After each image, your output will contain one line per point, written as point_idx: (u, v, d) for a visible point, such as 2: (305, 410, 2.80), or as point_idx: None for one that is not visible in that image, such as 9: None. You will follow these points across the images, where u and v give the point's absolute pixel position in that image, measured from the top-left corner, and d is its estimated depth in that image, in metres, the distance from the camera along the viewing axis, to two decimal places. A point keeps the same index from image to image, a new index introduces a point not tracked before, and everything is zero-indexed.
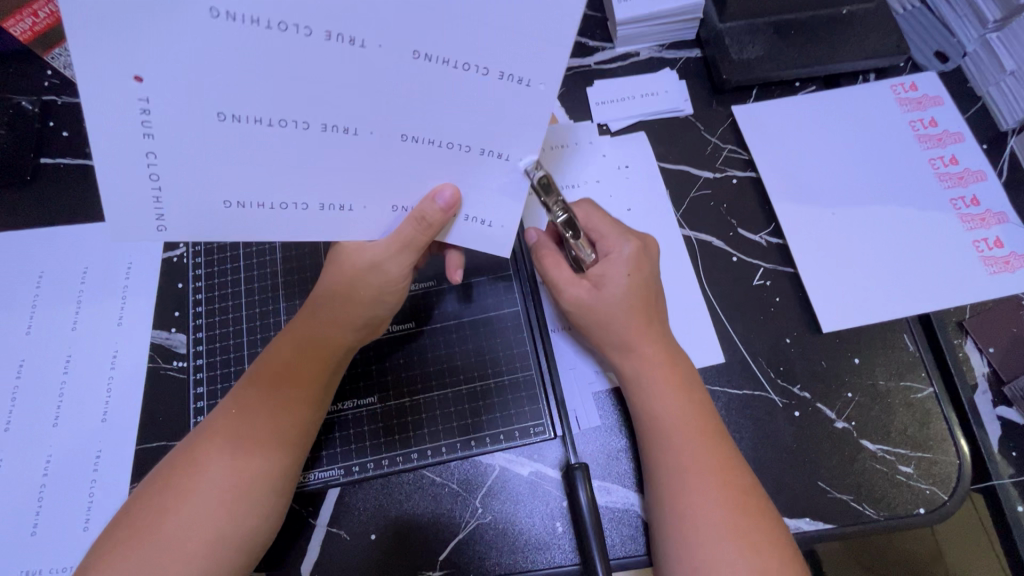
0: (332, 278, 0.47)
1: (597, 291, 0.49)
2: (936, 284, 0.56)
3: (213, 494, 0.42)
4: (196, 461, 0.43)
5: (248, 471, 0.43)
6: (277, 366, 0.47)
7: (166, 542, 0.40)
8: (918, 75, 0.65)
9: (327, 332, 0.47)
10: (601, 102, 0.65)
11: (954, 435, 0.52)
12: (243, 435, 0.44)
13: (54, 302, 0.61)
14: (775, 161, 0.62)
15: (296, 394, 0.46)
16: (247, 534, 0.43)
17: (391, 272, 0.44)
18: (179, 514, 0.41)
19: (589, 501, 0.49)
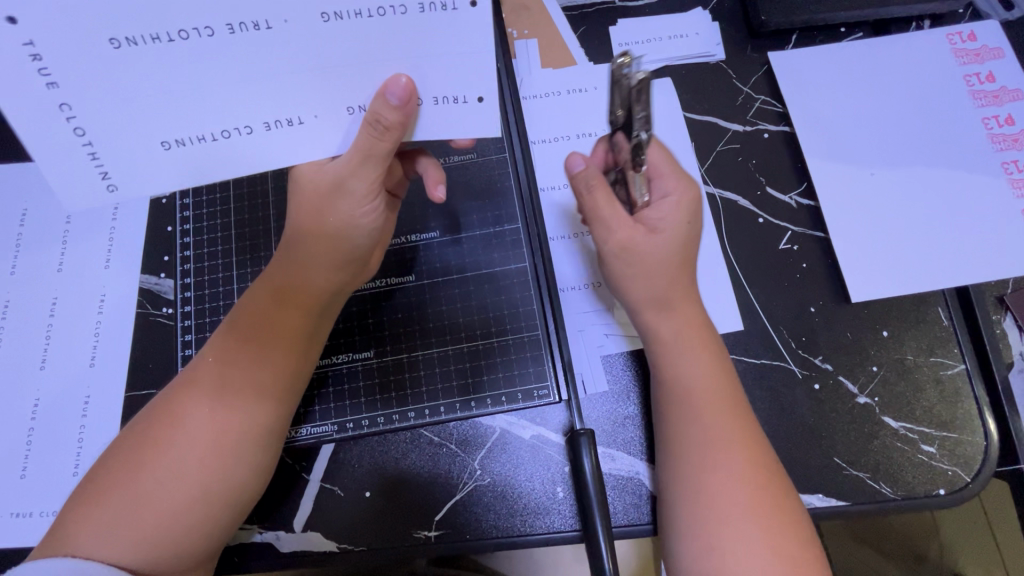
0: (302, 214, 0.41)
1: (655, 237, 0.43)
2: (979, 255, 0.52)
3: (191, 449, 0.40)
4: (174, 414, 0.41)
5: (227, 425, 0.41)
6: (255, 316, 0.43)
7: (141, 497, 0.39)
8: (978, 24, 0.59)
9: (302, 277, 0.43)
10: (625, 44, 0.60)
11: (984, 416, 0.49)
12: (223, 389, 0.42)
13: (38, 241, 0.58)
14: (812, 116, 0.57)
15: (279, 345, 0.43)
16: (229, 491, 0.41)
17: (357, 191, 0.39)
18: (155, 467, 0.39)
19: (593, 468, 0.46)
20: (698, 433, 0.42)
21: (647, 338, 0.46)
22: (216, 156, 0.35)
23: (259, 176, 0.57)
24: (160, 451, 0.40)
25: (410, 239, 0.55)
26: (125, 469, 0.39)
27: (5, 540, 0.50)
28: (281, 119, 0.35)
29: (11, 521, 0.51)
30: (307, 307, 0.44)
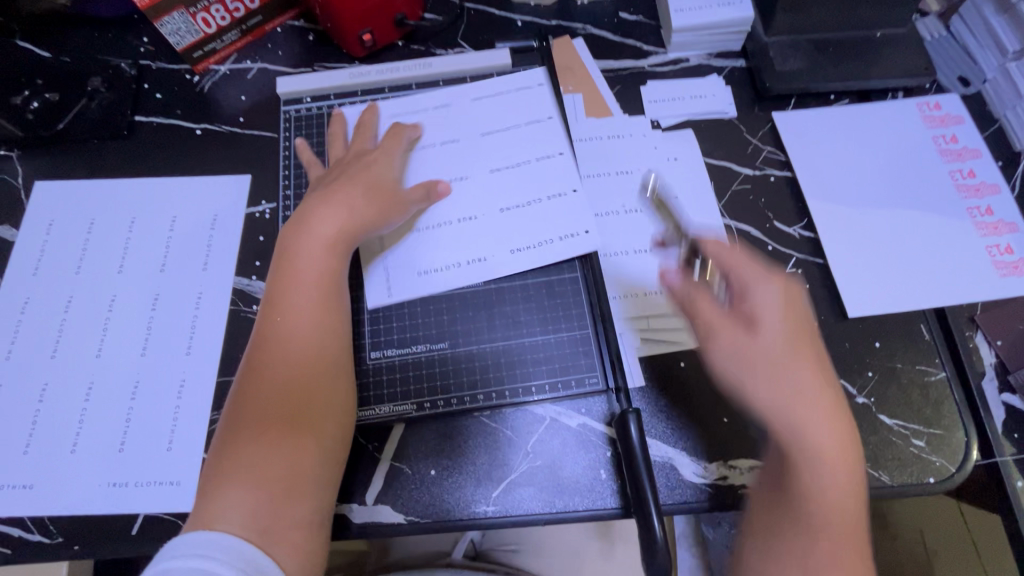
0: (322, 224, 0.57)
1: (760, 334, 0.50)
2: (951, 281, 0.62)
3: (277, 409, 0.50)
4: (254, 389, 0.51)
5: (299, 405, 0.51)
6: (275, 284, 0.55)
7: (259, 464, 0.48)
8: (943, 96, 0.72)
9: (318, 239, 0.56)
10: (654, 100, 0.72)
11: (963, 416, 0.58)
12: (279, 351, 0.52)
13: (144, 244, 0.67)
14: (810, 163, 0.68)
15: (303, 328, 0.53)
16: (322, 454, 0.50)
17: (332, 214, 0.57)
18: (258, 435, 0.49)
19: (639, 437, 0.53)
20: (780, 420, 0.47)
21: (754, 358, 0.49)
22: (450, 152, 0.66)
23: None
24: (247, 441, 0.49)
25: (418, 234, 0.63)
26: (230, 463, 0.48)
27: (104, 506, 0.56)
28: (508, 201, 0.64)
29: (110, 490, 0.56)
30: (318, 287, 0.55)
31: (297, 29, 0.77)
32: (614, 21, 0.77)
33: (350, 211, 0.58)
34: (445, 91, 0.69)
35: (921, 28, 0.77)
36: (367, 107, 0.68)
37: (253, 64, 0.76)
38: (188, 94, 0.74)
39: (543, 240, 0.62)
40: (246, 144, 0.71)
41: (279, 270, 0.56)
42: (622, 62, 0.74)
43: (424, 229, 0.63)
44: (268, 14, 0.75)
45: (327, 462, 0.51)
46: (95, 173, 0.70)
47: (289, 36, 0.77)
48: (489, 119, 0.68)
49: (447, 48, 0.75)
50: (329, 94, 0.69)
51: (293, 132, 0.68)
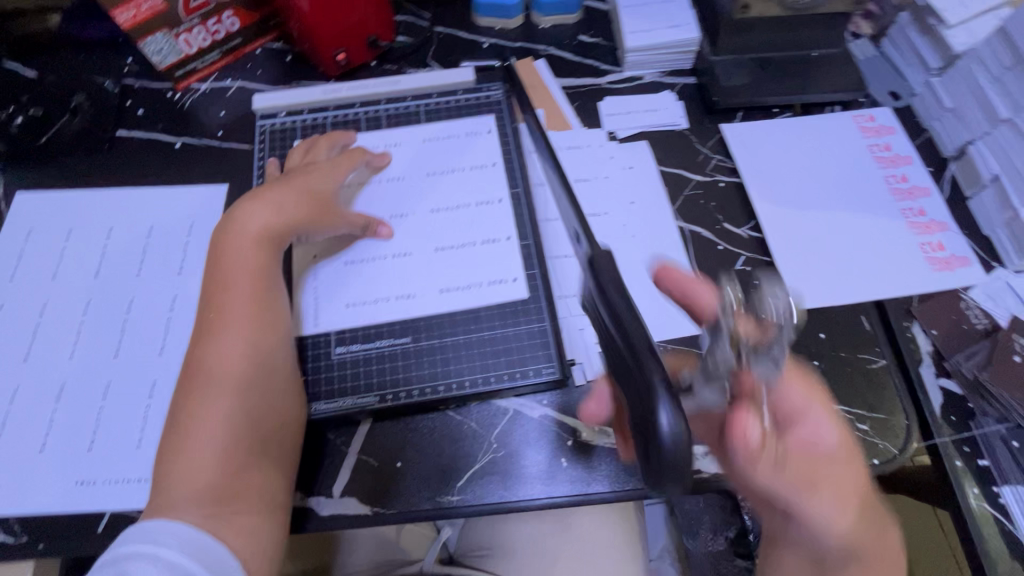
0: (257, 227, 0.59)
1: (833, 461, 0.45)
2: (888, 276, 0.67)
3: (215, 411, 0.51)
4: (195, 392, 0.52)
5: (240, 392, 0.52)
6: (216, 286, 0.57)
7: (196, 465, 0.49)
8: (876, 109, 0.78)
9: (257, 242, 0.58)
10: (611, 114, 0.77)
11: (903, 400, 0.61)
12: (220, 354, 0.53)
13: (120, 250, 0.69)
14: (756, 170, 0.73)
15: (237, 321, 0.55)
16: (262, 446, 0.52)
17: (258, 215, 0.60)
18: (197, 435, 0.50)
19: None
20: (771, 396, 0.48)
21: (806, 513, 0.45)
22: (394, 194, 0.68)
23: None
24: (189, 431, 0.50)
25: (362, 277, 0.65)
26: (175, 456, 0.49)
27: (71, 504, 0.56)
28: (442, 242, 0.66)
29: (77, 489, 0.57)
30: (251, 283, 0.57)
31: (276, 51, 0.82)
32: (573, 42, 0.82)
33: (287, 213, 0.61)
34: (413, 106, 0.73)
35: (855, 49, 0.84)
36: (338, 121, 0.72)
37: (232, 82, 0.80)
38: (169, 110, 0.78)
39: (470, 283, 0.64)
40: (223, 156, 0.75)
41: (214, 271, 0.58)
42: (581, 80, 0.79)
43: (358, 262, 0.65)
44: (248, 36, 0.80)
45: (269, 451, 0.52)
46: (75, 184, 0.72)
47: (267, 56, 0.81)
48: (425, 161, 0.70)
49: (418, 68, 0.80)
50: (301, 109, 0.72)
51: (264, 145, 0.71)
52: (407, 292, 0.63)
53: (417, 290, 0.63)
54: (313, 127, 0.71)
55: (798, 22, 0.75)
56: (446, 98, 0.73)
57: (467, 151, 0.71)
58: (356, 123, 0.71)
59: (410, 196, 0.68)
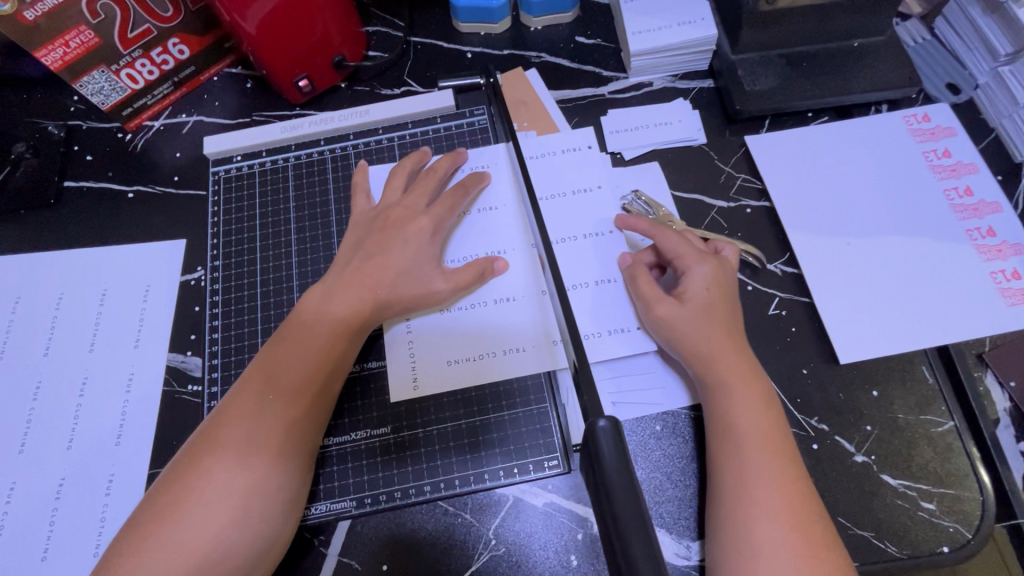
0: (338, 300, 0.51)
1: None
2: (954, 316, 0.56)
3: (215, 506, 0.42)
4: (204, 472, 0.44)
5: (252, 494, 0.43)
6: (267, 358, 0.49)
7: (163, 561, 0.41)
8: (930, 106, 0.66)
9: (322, 316, 0.50)
10: (615, 131, 0.66)
11: (977, 471, 0.51)
12: (249, 442, 0.45)
13: (72, 322, 0.62)
14: (790, 191, 0.62)
15: (281, 415, 0.46)
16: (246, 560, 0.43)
17: (344, 297, 0.51)
18: (181, 526, 0.42)
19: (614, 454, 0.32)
20: (758, 526, 0.43)
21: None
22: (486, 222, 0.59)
23: (284, 262, 0.59)
24: (180, 515, 0.42)
25: (365, 365, 0.55)
26: (152, 534, 0.42)
27: None
28: (480, 300, 0.56)
29: None
30: (316, 370, 0.48)
31: (234, 77, 0.73)
32: (570, 46, 0.71)
33: (372, 285, 0.52)
34: (385, 140, 0.63)
35: (902, 34, 0.71)
36: (301, 162, 0.63)
37: (188, 118, 0.71)
38: (119, 154, 0.69)
39: (481, 354, 0.54)
40: (180, 205, 0.67)
41: (282, 335, 0.50)
42: (580, 91, 0.69)
43: (457, 312, 0.56)
44: (201, 63, 0.71)
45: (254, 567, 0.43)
46: (21, 247, 0.65)
47: (225, 85, 0.72)
48: (502, 190, 0.60)
49: (393, 88, 0.70)
50: (259, 150, 0.63)
51: (220, 196, 0.62)
52: (418, 364, 0.54)
53: (422, 371, 0.54)
54: (273, 171, 0.63)
55: (838, 10, 0.62)
56: (423, 127, 0.64)
57: (510, 177, 0.61)
58: (359, 155, 0.63)
59: (494, 226, 0.59)
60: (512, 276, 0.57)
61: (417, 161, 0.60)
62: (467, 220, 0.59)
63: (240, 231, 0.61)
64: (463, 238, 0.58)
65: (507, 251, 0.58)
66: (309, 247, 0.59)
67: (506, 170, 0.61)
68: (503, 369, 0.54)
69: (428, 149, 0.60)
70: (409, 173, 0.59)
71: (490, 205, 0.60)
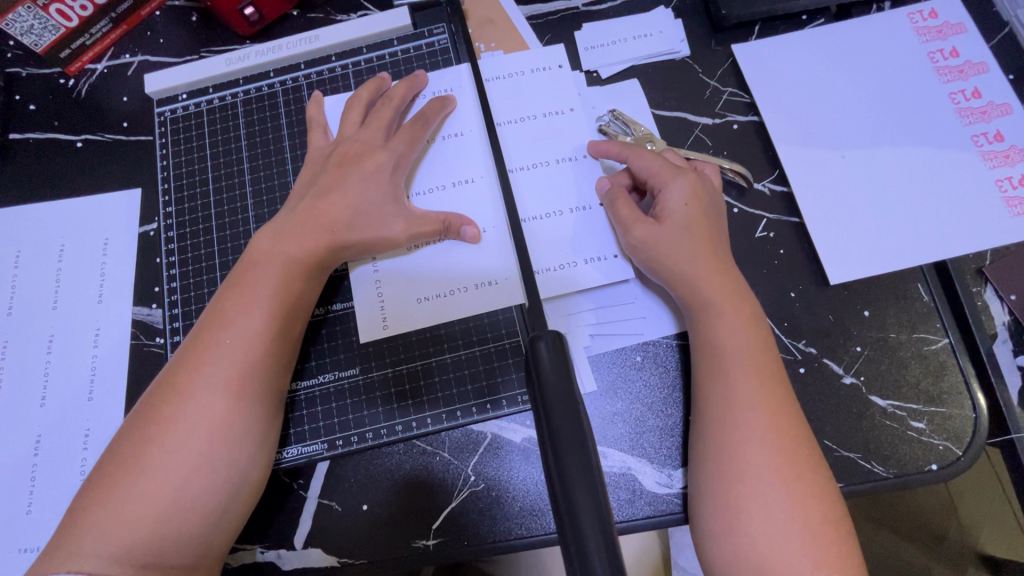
0: (291, 239, 0.48)
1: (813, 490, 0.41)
2: (954, 229, 0.52)
3: (178, 451, 0.41)
4: (163, 419, 0.42)
5: (217, 440, 0.42)
6: (222, 302, 0.46)
7: (129, 507, 0.40)
8: (938, 1, 0.60)
9: (269, 256, 0.47)
10: (590, 47, 0.60)
11: (971, 388, 0.49)
12: (207, 388, 0.43)
13: (32, 280, 0.60)
14: (780, 103, 0.57)
15: (240, 356, 0.44)
16: (217, 501, 0.42)
17: (298, 238, 0.48)
18: (145, 473, 0.41)
19: (554, 366, 0.34)
20: (740, 449, 0.42)
21: (759, 523, 0.40)
22: (451, 150, 0.55)
23: (240, 206, 0.56)
24: (144, 463, 0.41)
25: (330, 308, 0.53)
26: (117, 482, 0.41)
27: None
28: None
29: (19, 557, 0.52)
30: (272, 314, 0.46)
31: (178, 10, 0.67)
32: None
33: (329, 223, 0.49)
34: (339, 68, 0.58)
35: None
36: (251, 98, 0.58)
37: (132, 58, 0.66)
38: (63, 102, 0.65)
39: (450, 289, 0.52)
40: (132, 152, 0.63)
41: (234, 280, 0.47)
42: (552, 4, 0.62)
43: (424, 247, 0.53)
44: None
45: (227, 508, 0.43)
46: None
47: (168, 19, 0.67)
48: (468, 114, 0.56)
49: (348, 12, 0.65)
50: (206, 88, 0.59)
51: (168, 139, 0.58)
52: (386, 304, 0.52)
53: (391, 310, 0.52)
54: (222, 109, 0.58)
55: None
56: (379, 51, 0.59)
57: (475, 100, 0.56)
58: (312, 86, 0.58)
59: (461, 156, 0.55)
60: (480, 208, 0.53)
61: (374, 89, 0.55)
62: (431, 149, 0.55)
63: (192, 174, 0.57)
64: (427, 170, 0.55)
65: (474, 181, 0.54)
66: (265, 188, 0.56)
67: (470, 95, 0.56)
68: (476, 303, 0.51)
69: (387, 76, 0.56)
70: (367, 102, 0.55)
71: (457, 131, 0.56)
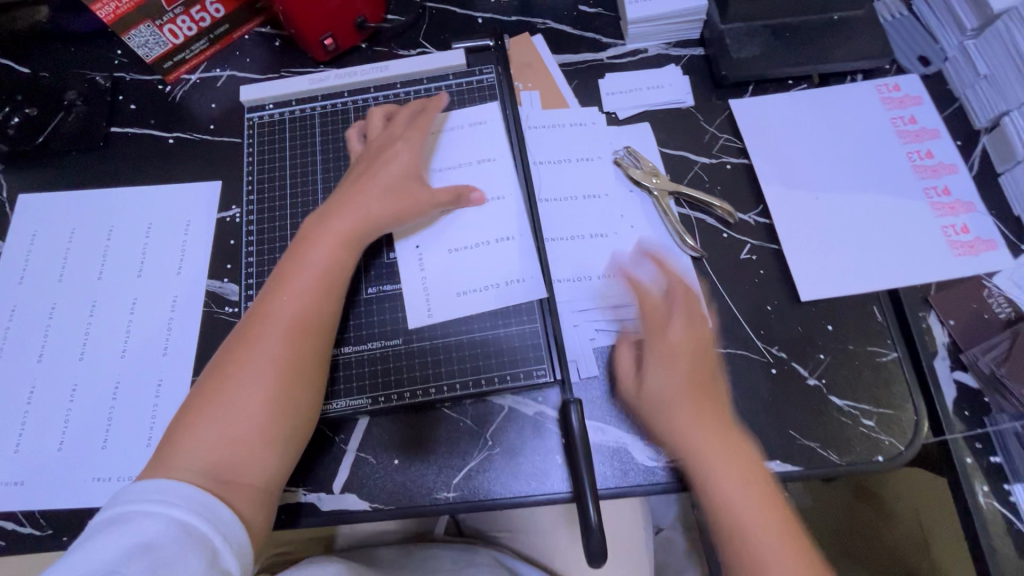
0: (337, 219, 0.58)
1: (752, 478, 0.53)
2: (906, 264, 0.63)
3: (250, 391, 0.51)
4: (235, 368, 0.52)
5: (285, 381, 0.52)
6: (278, 275, 0.56)
7: (212, 437, 0.49)
8: (902, 77, 0.72)
9: (318, 237, 0.57)
10: (612, 93, 0.72)
11: (914, 395, 0.59)
12: (270, 340, 0.53)
13: (122, 250, 0.70)
14: (767, 150, 0.69)
15: (297, 316, 0.54)
16: (286, 432, 0.52)
17: (342, 222, 0.58)
18: (223, 410, 0.50)
19: (581, 427, 0.55)
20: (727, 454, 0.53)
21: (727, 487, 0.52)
22: (490, 167, 0.66)
23: (311, 200, 0.67)
24: (222, 399, 0.50)
25: (381, 289, 0.63)
26: (199, 417, 0.50)
27: (89, 500, 0.59)
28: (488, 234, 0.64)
29: (94, 484, 0.60)
30: (321, 282, 0.56)
31: (264, 36, 0.79)
32: (574, 14, 0.77)
33: (366, 204, 0.59)
34: (403, 94, 0.70)
35: (881, 9, 0.76)
36: (327, 112, 0.70)
37: (222, 72, 0.78)
38: (159, 104, 0.76)
39: (484, 280, 0.62)
40: (216, 150, 0.74)
41: (288, 255, 0.57)
42: (581, 56, 0.75)
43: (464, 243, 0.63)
44: (234, 22, 0.77)
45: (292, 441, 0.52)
46: (75, 183, 0.73)
47: (256, 42, 0.79)
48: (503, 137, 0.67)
49: (409, 49, 0.76)
50: (289, 101, 0.71)
51: (253, 140, 0.70)
52: (430, 288, 0.62)
53: (435, 293, 0.62)
54: (301, 120, 0.70)
55: None
56: (436, 83, 0.70)
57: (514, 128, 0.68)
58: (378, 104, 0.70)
59: (499, 172, 0.66)
60: (511, 223, 0.64)
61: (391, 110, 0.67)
62: (476, 166, 0.66)
63: (272, 173, 0.68)
64: (462, 174, 0.66)
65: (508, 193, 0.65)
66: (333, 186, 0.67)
67: (511, 125, 0.68)
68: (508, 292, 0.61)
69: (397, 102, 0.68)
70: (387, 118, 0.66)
71: (496, 151, 0.67)
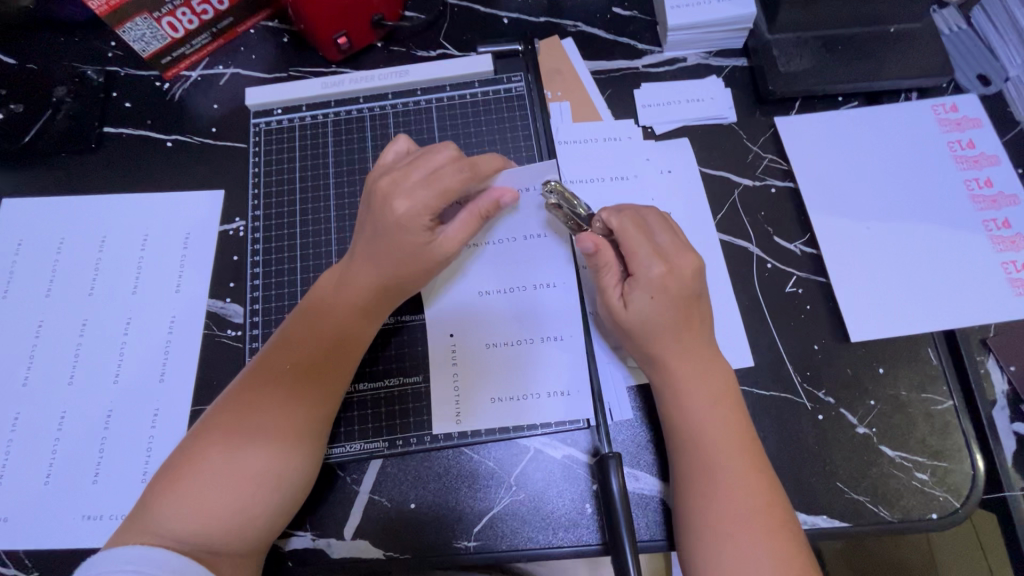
0: (354, 276, 0.51)
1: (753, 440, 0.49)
2: (965, 303, 0.58)
3: (237, 462, 0.46)
4: (223, 435, 0.47)
5: (282, 456, 0.47)
6: (286, 335, 0.51)
7: (191, 505, 0.44)
8: (960, 97, 0.66)
9: (330, 294, 0.52)
10: (648, 105, 0.67)
11: (970, 447, 0.55)
12: (267, 409, 0.48)
13: (116, 264, 0.64)
14: (815, 173, 0.64)
15: (300, 385, 0.49)
16: (273, 504, 0.47)
17: (357, 278, 0.51)
18: (205, 477, 0.45)
19: (621, 489, 0.51)
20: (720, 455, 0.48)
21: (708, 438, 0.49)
22: None
23: (323, 218, 0.62)
24: (206, 465, 0.46)
25: (399, 319, 0.58)
26: (179, 481, 0.45)
27: (78, 540, 0.55)
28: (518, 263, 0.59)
29: (84, 523, 0.55)
30: (329, 348, 0.51)
31: (271, 30, 0.72)
32: (607, 16, 0.71)
33: (384, 260, 0.50)
34: (423, 101, 0.65)
35: (939, 20, 0.71)
36: (341, 120, 0.64)
37: (225, 70, 0.72)
38: (157, 103, 0.70)
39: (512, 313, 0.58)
40: (218, 156, 0.68)
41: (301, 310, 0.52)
42: (615, 63, 0.69)
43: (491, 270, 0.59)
44: (238, 15, 0.70)
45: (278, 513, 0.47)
46: (64, 188, 0.68)
47: (262, 37, 0.72)
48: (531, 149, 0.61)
49: (428, 51, 0.71)
50: (300, 106, 0.65)
51: (260, 149, 0.65)
52: (454, 321, 0.58)
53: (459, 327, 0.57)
54: (313, 127, 0.65)
55: None
56: (460, 91, 0.65)
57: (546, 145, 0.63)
58: (397, 113, 0.64)
59: None
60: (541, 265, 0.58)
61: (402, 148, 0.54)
62: None
63: (282, 186, 0.63)
64: None
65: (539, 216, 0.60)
66: (348, 204, 0.62)
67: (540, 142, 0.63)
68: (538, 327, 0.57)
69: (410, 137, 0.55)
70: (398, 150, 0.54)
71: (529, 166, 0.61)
